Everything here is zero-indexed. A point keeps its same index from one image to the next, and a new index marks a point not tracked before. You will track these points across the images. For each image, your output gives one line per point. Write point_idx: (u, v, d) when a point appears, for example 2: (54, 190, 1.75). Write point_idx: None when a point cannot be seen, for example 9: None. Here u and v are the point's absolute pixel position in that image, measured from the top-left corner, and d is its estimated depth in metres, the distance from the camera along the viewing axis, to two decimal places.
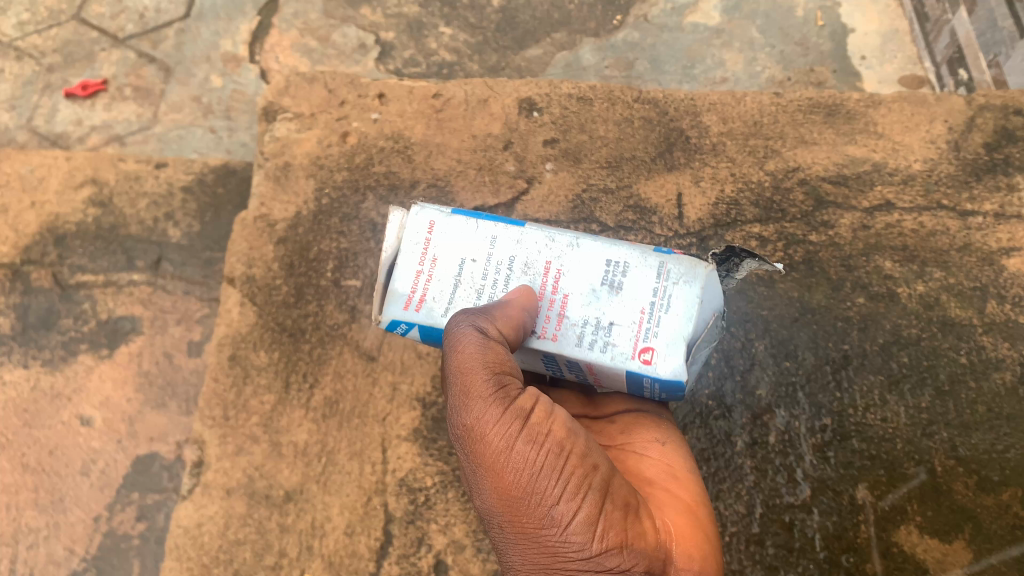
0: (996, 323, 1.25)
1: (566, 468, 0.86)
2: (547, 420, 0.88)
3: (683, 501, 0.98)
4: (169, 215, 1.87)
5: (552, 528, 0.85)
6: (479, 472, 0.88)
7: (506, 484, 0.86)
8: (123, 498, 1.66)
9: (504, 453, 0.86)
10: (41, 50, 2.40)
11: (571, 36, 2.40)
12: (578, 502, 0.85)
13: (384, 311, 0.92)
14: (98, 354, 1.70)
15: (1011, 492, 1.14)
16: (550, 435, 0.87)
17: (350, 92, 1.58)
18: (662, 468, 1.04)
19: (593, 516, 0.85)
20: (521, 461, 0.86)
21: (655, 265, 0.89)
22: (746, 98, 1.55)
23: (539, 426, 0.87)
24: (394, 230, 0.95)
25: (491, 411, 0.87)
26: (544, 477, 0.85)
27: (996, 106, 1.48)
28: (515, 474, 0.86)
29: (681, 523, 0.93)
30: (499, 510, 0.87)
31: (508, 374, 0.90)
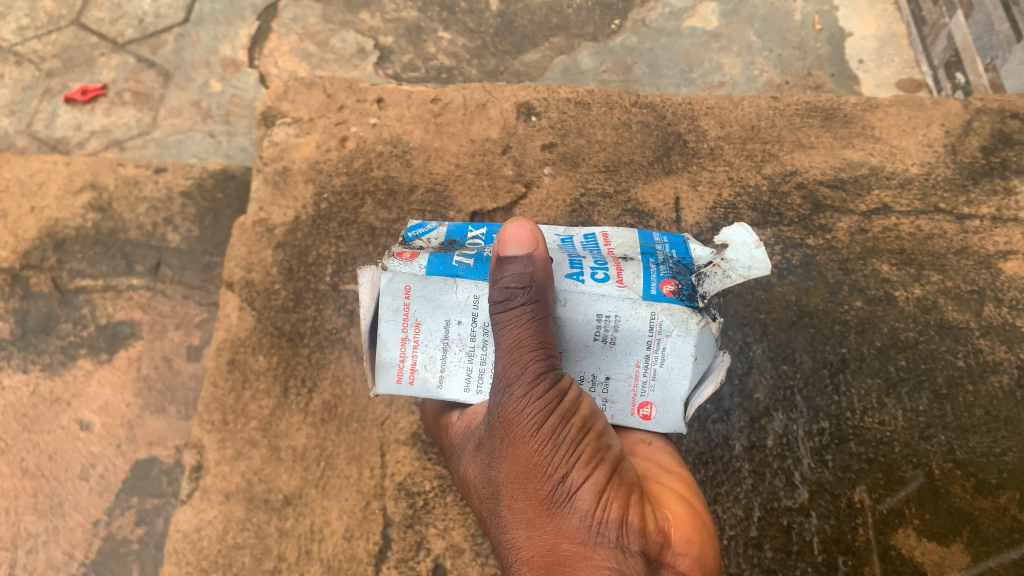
0: (994, 326, 1.26)
1: (583, 440, 0.83)
2: (573, 395, 0.86)
3: (678, 491, 0.94)
4: (168, 220, 1.88)
5: (558, 495, 0.80)
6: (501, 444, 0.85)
7: (524, 450, 0.83)
8: (123, 503, 1.64)
9: (526, 420, 0.83)
10: (41, 55, 2.40)
11: (570, 40, 2.41)
12: (592, 471, 0.81)
13: (377, 377, 0.99)
14: (98, 359, 1.71)
15: (1009, 494, 1.14)
16: (576, 410, 0.85)
17: (349, 97, 1.59)
18: (652, 463, 1.00)
19: (602, 487, 0.80)
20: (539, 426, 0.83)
21: (647, 319, 0.94)
22: (743, 103, 1.56)
23: (565, 400, 0.85)
24: (371, 294, 0.97)
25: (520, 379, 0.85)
26: (560, 445, 0.82)
27: (993, 110, 1.49)
28: (532, 439, 0.83)
29: (682, 512, 0.87)
30: (513, 480, 0.84)
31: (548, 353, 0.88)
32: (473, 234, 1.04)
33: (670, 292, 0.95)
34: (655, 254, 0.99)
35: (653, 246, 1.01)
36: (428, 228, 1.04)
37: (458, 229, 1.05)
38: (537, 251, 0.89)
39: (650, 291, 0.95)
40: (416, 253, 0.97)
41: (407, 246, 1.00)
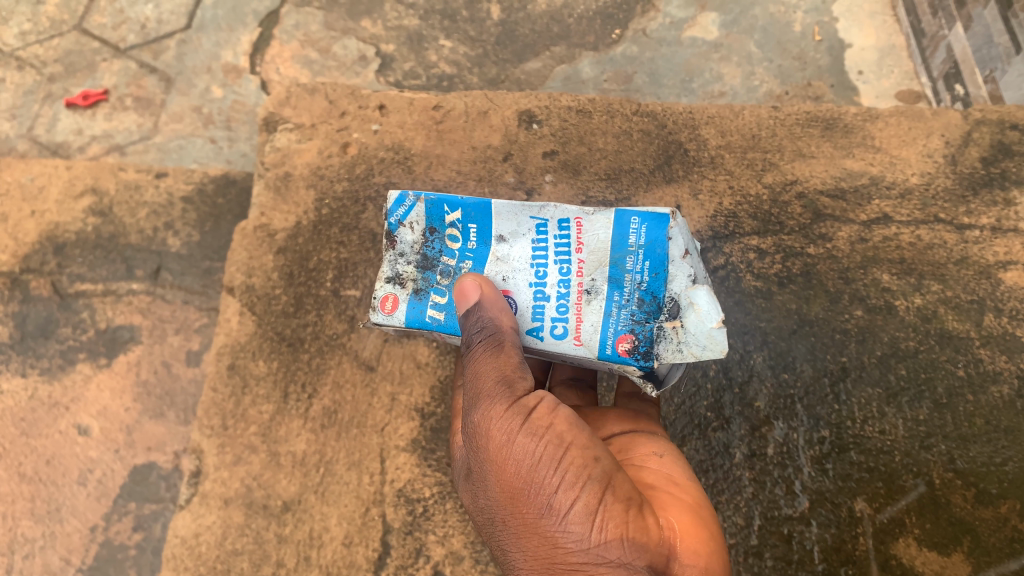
0: (994, 336, 1.26)
1: (565, 458, 0.85)
2: (548, 414, 0.89)
3: (686, 501, 0.94)
4: (168, 224, 1.88)
5: (551, 518, 0.84)
6: (488, 469, 0.89)
7: (509, 475, 0.87)
8: (121, 508, 1.64)
9: (507, 445, 0.88)
10: (43, 60, 2.41)
11: (571, 49, 2.42)
12: (576, 491, 0.83)
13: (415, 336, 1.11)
14: (97, 363, 1.70)
15: (1009, 504, 1.14)
16: (552, 428, 0.88)
17: (350, 103, 1.59)
18: (661, 474, 0.99)
19: (592, 506, 0.83)
20: (521, 452, 0.86)
21: (605, 361, 0.95)
22: (744, 112, 1.57)
23: (540, 420, 0.88)
24: None
25: (497, 408, 0.90)
26: (544, 466, 0.85)
27: (993, 121, 1.50)
28: (516, 465, 0.87)
29: (685, 520, 0.89)
30: (504, 503, 0.88)
31: (517, 375, 0.92)
32: (450, 218, 1.00)
33: (624, 351, 0.93)
34: (622, 282, 0.95)
35: (625, 258, 0.95)
36: (406, 208, 1.01)
37: (435, 205, 1.00)
38: (483, 294, 0.94)
39: (606, 349, 0.94)
40: (398, 298, 1.01)
41: (392, 253, 1.02)
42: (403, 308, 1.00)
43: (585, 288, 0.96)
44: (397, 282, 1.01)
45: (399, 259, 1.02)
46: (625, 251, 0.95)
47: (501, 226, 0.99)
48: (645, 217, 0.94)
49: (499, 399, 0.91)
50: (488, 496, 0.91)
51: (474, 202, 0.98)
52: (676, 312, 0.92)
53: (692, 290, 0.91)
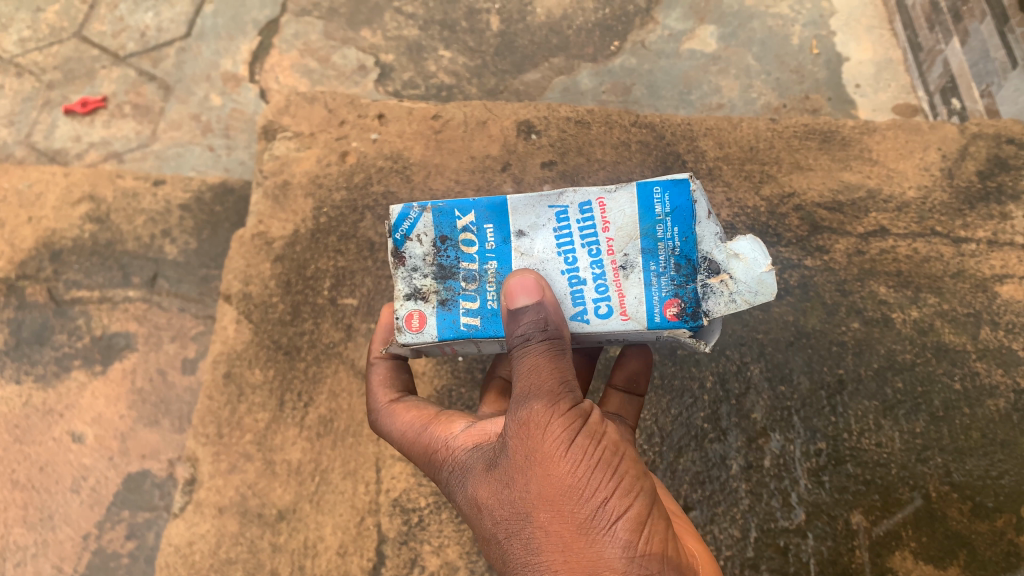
0: (990, 349, 1.26)
1: (618, 468, 0.83)
2: (600, 424, 0.87)
3: (696, 536, 0.95)
4: (166, 232, 1.88)
5: (599, 523, 0.80)
6: (533, 463, 0.84)
7: (559, 472, 0.83)
8: (114, 516, 1.62)
9: (564, 442, 0.84)
10: (42, 67, 2.41)
11: (569, 61, 2.43)
12: (631, 500, 0.81)
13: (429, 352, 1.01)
14: (92, 370, 1.70)
15: (1005, 518, 1.14)
16: (606, 438, 0.86)
17: (350, 112, 1.59)
18: (670, 509, 1.00)
19: (643, 518, 0.81)
20: (576, 456, 0.83)
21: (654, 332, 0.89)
22: (743, 124, 1.58)
23: (595, 428, 0.86)
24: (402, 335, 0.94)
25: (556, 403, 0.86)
26: (599, 472, 0.82)
27: (989, 135, 1.51)
28: (569, 466, 0.83)
29: (694, 551, 0.90)
30: (546, 500, 0.82)
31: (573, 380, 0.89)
32: (463, 222, 0.92)
33: (673, 318, 0.87)
34: (656, 250, 0.88)
35: (654, 227, 0.89)
36: (412, 220, 0.93)
37: (445, 212, 0.93)
38: (535, 290, 0.85)
39: (654, 318, 0.87)
40: (423, 314, 0.90)
41: (404, 269, 0.92)
42: (432, 325, 0.90)
43: (619, 264, 0.89)
44: (419, 297, 0.91)
45: (414, 275, 0.92)
46: (653, 220, 0.89)
47: (519, 221, 0.91)
48: (666, 184, 0.88)
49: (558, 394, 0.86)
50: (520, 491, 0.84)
51: (489, 201, 0.92)
52: (716, 267, 0.88)
53: (731, 245, 0.88)
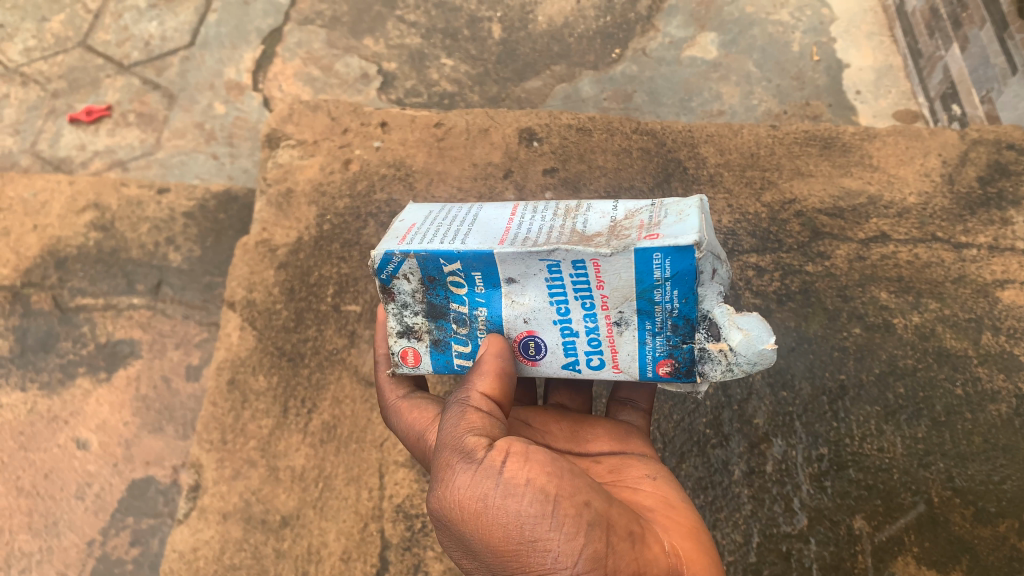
0: (992, 354, 1.26)
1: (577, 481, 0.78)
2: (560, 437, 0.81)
3: (685, 524, 0.86)
4: (170, 239, 1.89)
5: None
6: None
7: None
8: (118, 522, 1.63)
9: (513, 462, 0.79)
10: (47, 76, 2.42)
11: (571, 68, 2.45)
12: (580, 541, 0.72)
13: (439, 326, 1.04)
14: (97, 377, 1.71)
15: (1008, 523, 1.13)
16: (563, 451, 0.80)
17: (353, 120, 1.61)
18: (655, 496, 0.92)
19: (599, 554, 0.72)
20: (506, 514, 0.75)
21: None
22: (743, 131, 1.60)
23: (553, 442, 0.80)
24: None
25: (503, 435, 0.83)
26: (535, 524, 0.73)
27: (989, 141, 1.52)
28: (503, 528, 0.74)
29: (689, 546, 0.82)
30: None
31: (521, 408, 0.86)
32: (449, 268, 0.85)
33: (666, 373, 0.86)
34: (653, 312, 0.82)
35: (653, 291, 0.81)
36: (394, 265, 0.86)
37: (427, 259, 0.85)
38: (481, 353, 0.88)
39: (646, 373, 0.87)
40: (418, 352, 0.92)
41: (394, 308, 0.90)
42: (427, 359, 0.93)
43: (613, 320, 0.84)
44: (412, 336, 0.91)
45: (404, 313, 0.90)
46: (652, 284, 0.80)
47: (509, 270, 0.83)
48: (669, 251, 0.78)
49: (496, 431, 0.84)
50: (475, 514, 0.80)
51: (474, 253, 0.83)
52: (716, 331, 0.82)
53: (736, 316, 0.81)
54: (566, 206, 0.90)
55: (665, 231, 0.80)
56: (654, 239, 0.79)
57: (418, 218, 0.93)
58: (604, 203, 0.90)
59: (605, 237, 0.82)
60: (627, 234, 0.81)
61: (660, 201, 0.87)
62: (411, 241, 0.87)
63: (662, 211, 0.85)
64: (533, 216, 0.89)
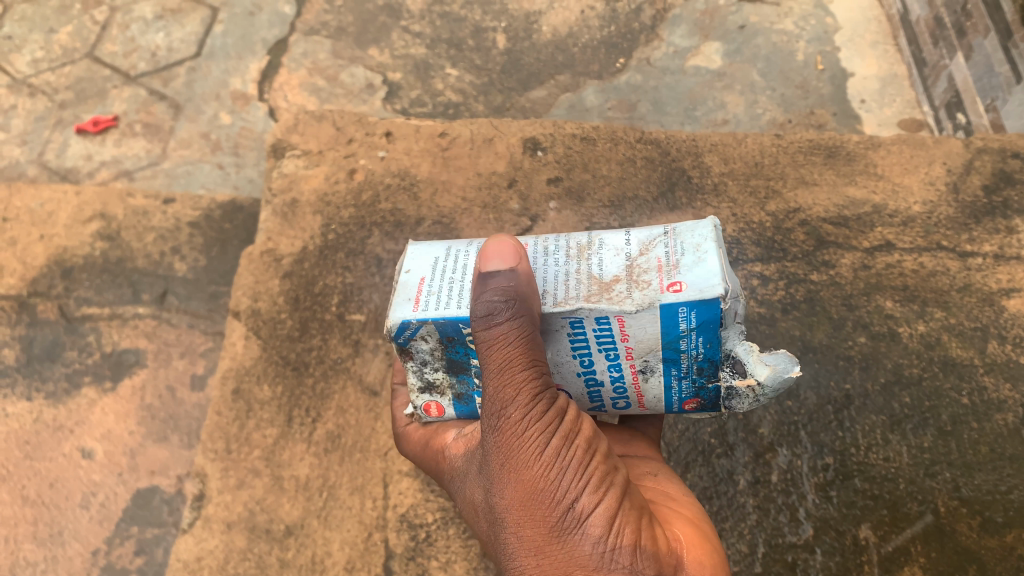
0: (998, 363, 1.26)
1: (590, 463, 0.78)
2: (576, 419, 0.80)
3: (686, 516, 0.90)
4: (176, 249, 1.90)
5: (572, 522, 0.75)
6: (502, 468, 0.79)
7: (529, 474, 0.77)
8: (123, 532, 1.63)
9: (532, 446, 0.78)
10: (54, 87, 2.44)
11: (575, 78, 2.45)
12: (602, 499, 0.76)
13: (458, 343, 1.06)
14: (102, 387, 1.71)
15: (1015, 534, 1.13)
16: (580, 433, 0.80)
17: (358, 130, 1.61)
18: (658, 493, 0.96)
19: (614, 512, 0.76)
20: (539, 447, 0.78)
21: None
22: (747, 140, 1.59)
23: (570, 424, 0.79)
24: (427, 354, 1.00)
25: (528, 405, 0.78)
26: (568, 470, 0.77)
27: (994, 149, 1.52)
28: (535, 460, 0.77)
29: (689, 533, 0.85)
30: (515, 507, 0.78)
31: (545, 370, 0.80)
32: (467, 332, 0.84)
33: (692, 407, 0.89)
34: (679, 359, 0.83)
35: (679, 340, 0.81)
36: (412, 331, 0.84)
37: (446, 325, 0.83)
38: None
39: (672, 406, 0.89)
40: (441, 405, 0.94)
41: (414, 367, 0.90)
42: (450, 408, 0.94)
43: (638, 368, 0.85)
44: (434, 391, 0.93)
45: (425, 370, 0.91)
46: (677, 334, 0.80)
47: None
48: (693, 304, 0.78)
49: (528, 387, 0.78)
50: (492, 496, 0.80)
51: None
52: (741, 368, 0.83)
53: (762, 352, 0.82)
54: (580, 245, 0.88)
55: (686, 284, 0.79)
56: (678, 293, 0.79)
57: (424, 270, 0.89)
58: (617, 236, 0.88)
59: (627, 289, 0.81)
60: (648, 285, 0.81)
61: (672, 228, 0.86)
62: (427, 310, 0.84)
63: (678, 246, 0.83)
64: (547, 261, 0.88)
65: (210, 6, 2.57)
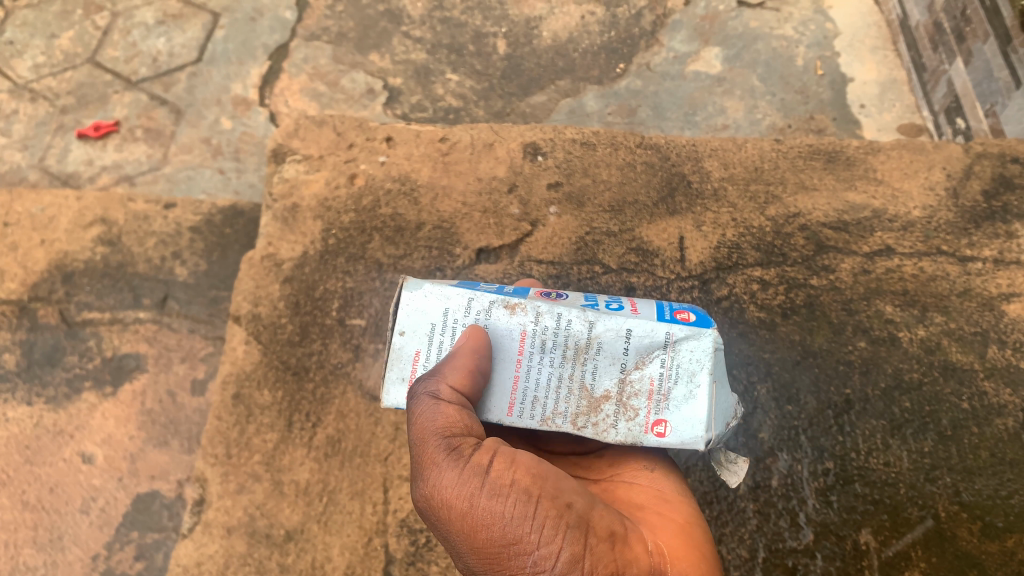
0: (998, 368, 1.27)
1: (538, 511, 0.85)
2: (509, 469, 0.88)
3: (676, 520, 0.99)
4: (176, 254, 1.89)
5: (537, 575, 0.84)
6: (455, 536, 0.88)
7: (482, 537, 0.86)
8: (123, 537, 1.63)
9: (473, 511, 0.87)
10: (56, 92, 2.44)
11: (575, 83, 2.46)
12: (558, 545, 0.84)
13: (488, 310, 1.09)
14: (103, 392, 1.71)
15: (1015, 538, 1.15)
16: (515, 483, 0.87)
17: (358, 135, 1.62)
18: (649, 492, 1.03)
19: (574, 554, 0.84)
20: (490, 516, 0.86)
21: None
22: (747, 145, 1.58)
23: (502, 478, 0.88)
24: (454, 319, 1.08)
25: (452, 473, 0.89)
26: (518, 526, 0.85)
27: (993, 154, 1.52)
28: (488, 530, 0.86)
29: (674, 543, 0.94)
30: (482, 569, 0.88)
31: (461, 433, 0.91)
32: None
33: None
34: None
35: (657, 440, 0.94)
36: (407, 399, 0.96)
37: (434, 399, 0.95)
38: None
39: None
40: None
41: None
42: None
43: None
44: None
45: None
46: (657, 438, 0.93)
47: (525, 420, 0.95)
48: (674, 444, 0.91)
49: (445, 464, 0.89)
50: (460, 562, 0.90)
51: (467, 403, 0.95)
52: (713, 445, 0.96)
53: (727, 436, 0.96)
54: (577, 344, 0.92)
55: (671, 425, 0.91)
56: (661, 436, 0.91)
57: (418, 340, 0.95)
58: (617, 341, 0.92)
59: (614, 414, 0.92)
60: (637, 416, 0.91)
61: (673, 343, 0.91)
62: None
63: (674, 371, 0.91)
64: (544, 360, 0.92)
65: (211, 10, 2.57)
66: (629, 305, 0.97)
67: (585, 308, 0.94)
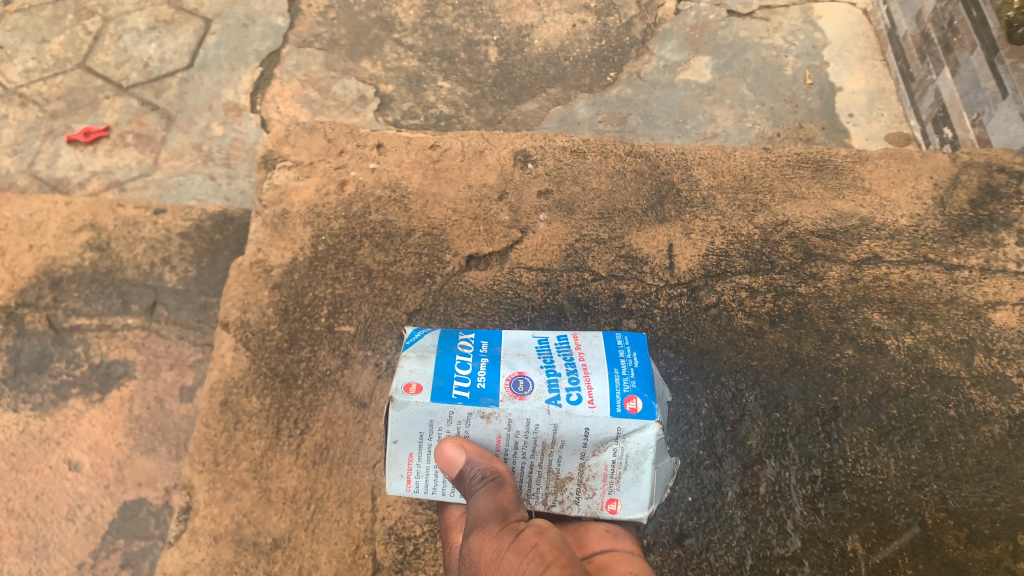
0: (984, 375, 1.29)
1: (544, 570, 0.85)
2: (537, 537, 0.92)
3: None
4: (166, 260, 1.89)
5: None
6: None
7: None
8: (109, 545, 1.60)
9: (496, 562, 0.90)
10: (46, 97, 2.44)
11: (566, 91, 2.47)
12: None
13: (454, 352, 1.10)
14: (90, 399, 1.71)
15: (1002, 545, 1.16)
16: (536, 547, 0.90)
17: (348, 142, 1.62)
18: None
19: None
20: (507, 569, 0.88)
21: None
22: (735, 154, 1.59)
23: (527, 541, 0.91)
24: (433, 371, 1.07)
25: (489, 529, 0.92)
26: None
27: (980, 163, 1.54)
28: None
29: None
30: None
31: (514, 508, 0.95)
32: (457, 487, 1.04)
33: None
34: None
35: None
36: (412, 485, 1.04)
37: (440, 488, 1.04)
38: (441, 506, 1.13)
39: None
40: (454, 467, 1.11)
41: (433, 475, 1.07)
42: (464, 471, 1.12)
43: None
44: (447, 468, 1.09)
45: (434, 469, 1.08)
46: None
47: None
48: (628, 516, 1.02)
49: (487, 521, 0.93)
50: None
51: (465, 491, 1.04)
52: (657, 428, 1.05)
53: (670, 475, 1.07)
54: (543, 441, 0.97)
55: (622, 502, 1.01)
56: (614, 511, 1.01)
57: (408, 446, 0.99)
58: (577, 438, 0.96)
59: (576, 493, 1.01)
60: (594, 495, 1.00)
61: (623, 440, 0.96)
62: (418, 491, 1.03)
63: (624, 460, 0.97)
64: (516, 455, 0.98)
65: (203, 16, 2.57)
66: (586, 383, 0.98)
67: (549, 407, 0.96)
